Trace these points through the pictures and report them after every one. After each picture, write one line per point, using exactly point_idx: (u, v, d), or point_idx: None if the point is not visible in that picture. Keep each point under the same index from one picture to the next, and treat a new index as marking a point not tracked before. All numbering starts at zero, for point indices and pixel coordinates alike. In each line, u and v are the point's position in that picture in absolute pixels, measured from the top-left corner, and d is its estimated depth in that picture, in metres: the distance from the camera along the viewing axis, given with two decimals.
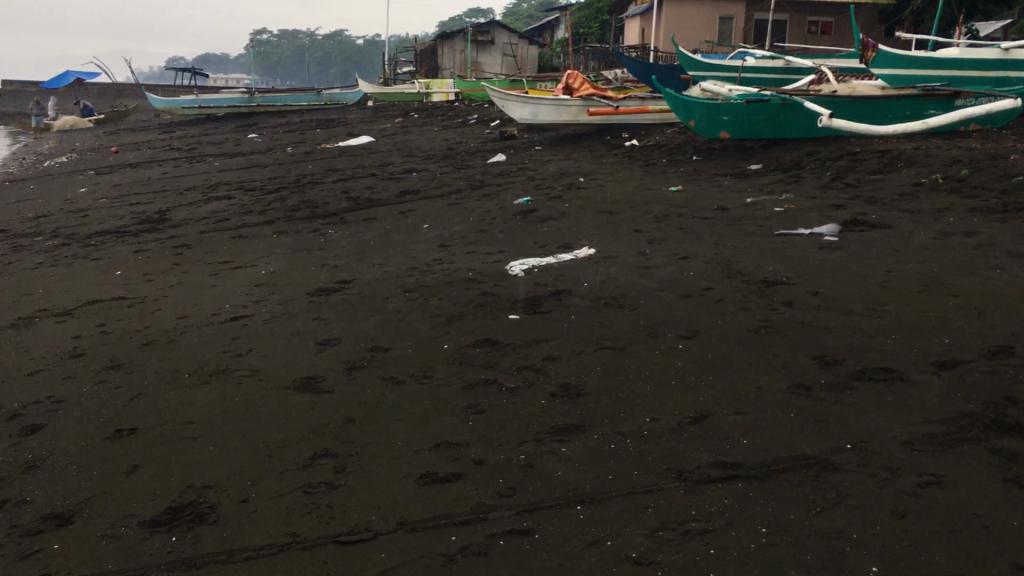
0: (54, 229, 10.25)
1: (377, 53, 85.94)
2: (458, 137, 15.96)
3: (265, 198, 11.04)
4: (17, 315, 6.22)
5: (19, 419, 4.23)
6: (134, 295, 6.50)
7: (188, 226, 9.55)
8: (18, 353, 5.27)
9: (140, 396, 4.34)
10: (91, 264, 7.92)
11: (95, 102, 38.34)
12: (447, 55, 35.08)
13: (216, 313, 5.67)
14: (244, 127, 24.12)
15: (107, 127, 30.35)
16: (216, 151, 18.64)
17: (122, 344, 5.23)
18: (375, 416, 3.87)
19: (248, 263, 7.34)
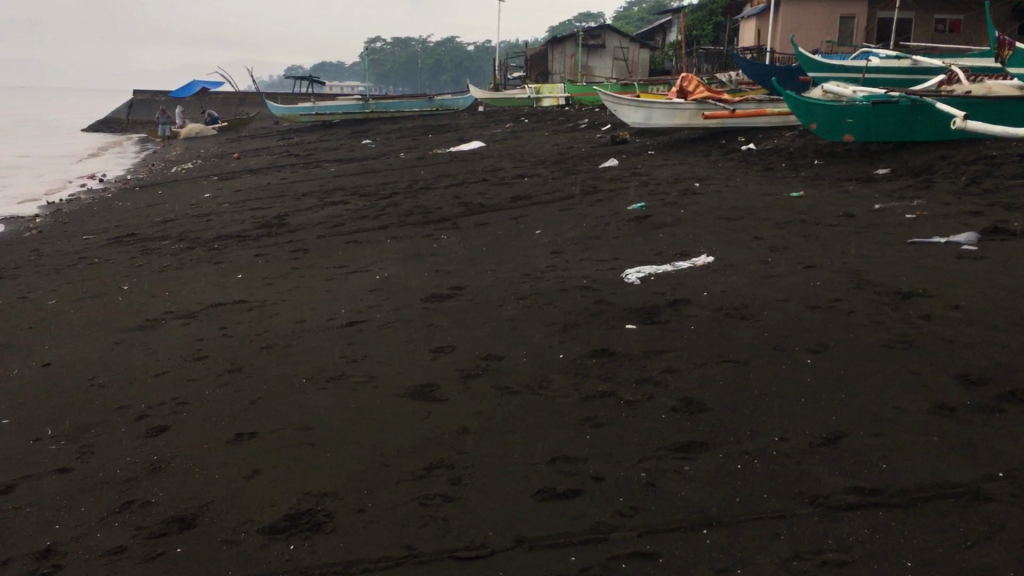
0: (180, 232, 10.62)
1: (488, 59, 86.78)
2: (570, 142, 15.87)
3: (379, 203, 11.18)
4: (145, 317, 6.43)
5: (145, 420, 4.33)
6: (254, 298, 6.63)
7: (305, 231, 9.74)
8: (146, 354, 5.43)
9: (259, 400, 4.39)
10: (214, 268, 8.15)
11: (219, 110, 39.87)
12: (558, 60, 35.12)
13: (332, 318, 5.72)
14: (359, 133, 24.64)
15: (230, 134, 31.49)
16: (333, 157, 19.07)
17: (243, 348, 5.32)
18: (490, 427, 3.80)
19: (363, 268, 7.41)
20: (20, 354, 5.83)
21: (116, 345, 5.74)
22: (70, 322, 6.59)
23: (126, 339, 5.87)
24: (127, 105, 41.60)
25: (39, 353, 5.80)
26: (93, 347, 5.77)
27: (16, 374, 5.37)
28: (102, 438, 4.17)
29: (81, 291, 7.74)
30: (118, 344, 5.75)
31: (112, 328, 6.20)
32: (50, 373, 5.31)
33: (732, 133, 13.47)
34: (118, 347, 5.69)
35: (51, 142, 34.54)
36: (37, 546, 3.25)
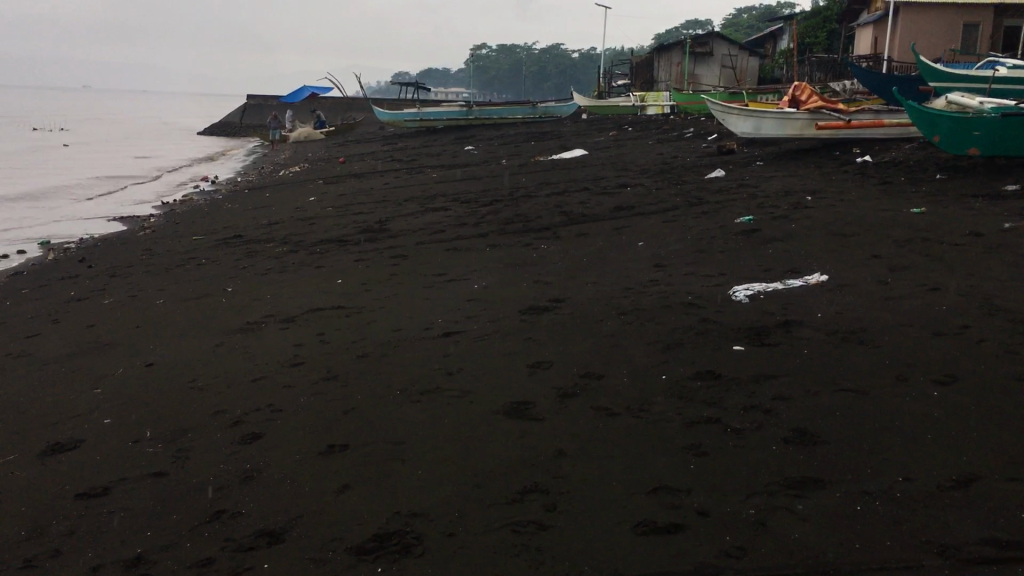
0: (284, 236, 10.79)
1: (592, 67, 86.61)
2: (674, 151, 15.56)
3: (479, 210, 11.14)
4: (246, 320, 6.48)
5: (240, 427, 4.31)
6: (352, 304, 6.62)
7: (405, 236, 9.75)
8: (245, 358, 5.45)
9: (353, 410, 4.32)
10: (315, 272, 8.20)
11: (327, 114, 40.80)
12: (664, 68, 34.71)
13: (429, 328, 5.64)
14: (462, 139, 24.82)
15: (337, 138, 32.12)
16: (435, 163, 19.19)
17: (339, 355, 5.28)
18: (589, 450, 3.63)
19: (462, 276, 7.33)
20: (125, 353, 5.94)
21: (216, 348, 5.78)
22: (175, 323, 6.70)
23: (226, 341, 5.92)
24: (240, 109, 42.93)
25: (144, 353, 5.90)
26: (196, 349, 5.84)
27: (120, 373, 5.46)
28: (197, 443, 4.17)
29: (188, 292, 7.89)
30: (219, 347, 5.79)
31: (214, 331, 6.27)
32: (151, 374, 5.37)
33: (846, 144, 12.95)
34: (218, 350, 5.73)
35: (169, 145, 35.92)
36: (127, 553, 3.23)
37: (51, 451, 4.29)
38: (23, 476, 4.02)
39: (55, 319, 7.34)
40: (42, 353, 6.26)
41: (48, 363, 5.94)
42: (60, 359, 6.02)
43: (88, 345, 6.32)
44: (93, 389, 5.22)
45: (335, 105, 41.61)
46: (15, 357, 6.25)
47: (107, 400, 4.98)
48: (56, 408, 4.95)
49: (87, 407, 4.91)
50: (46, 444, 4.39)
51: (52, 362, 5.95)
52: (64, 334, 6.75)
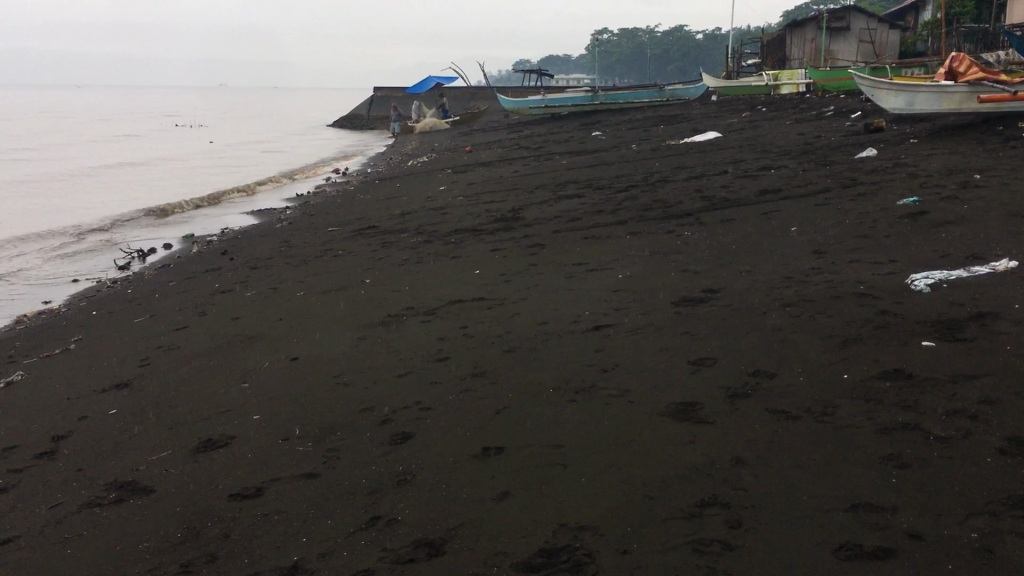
0: (418, 225, 10.73)
1: (718, 48, 84.65)
2: (816, 131, 14.81)
3: (616, 196, 10.81)
4: (387, 312, 6.38)
5: (389, 425, 4.15)
6: (494, 296, 6.42)
7: (541, 225, 9.51)
8: (389, 353, 5.32)
9: (506, 410, 4.10)
10: (451, 262, 8.05)
11: (452, 105, 41.14)
12: (797, 45, 33.52)
13: (577, 321, 5.37)
14: (589, 125, 24.44)
15: (463, 128, 32.25)
16: (563, 149, 18.91)
17: (484, 350, 5.07)
18: (770, 459, 3.28)
19: (605, 266, 7.03)
20: (270, 347, 5.91)
21: (359, 341, 5.67)
22: (316, 315, 6.66)
23: (369, 334, 5.81)
24: (368, 102, 43.71)
25: (287, 346, 5.84)
26: (339, 342, 5.75)
27: (266, 367, 5.42)
28: (348, 442, 4.02)
29: (327, 283, 7.88)
30: (361, 341, 5.69)
31: (356, 324, 6.17)
32: (298, 368, 5.30)
33: (1010, 118, 12.00)
34: (361, 344, 5.62)
35: (301, 140, 36.88)
36: (282, 561, 3.09)
37: (203, 448, 4.23)
38: (176, 474, 3.96)
39: (202, 312, 7.43)
40: (190, 346, 6.31)
41: (196, 357, 5.97)
42: (208, 352, 6.04)
43: (233, 338, 6.34)
44: (240, 383, 5.18)
45: (460, 95, 41.88)
46: (166, 350, 6.32)
47: (254, 395, 4.92)
48: (205, 403, 4.93)
49: (236, 401, 4.86)
50: (197, 441, 4.34)
51: (201, 356, 5.98)
52: (210, 327, 6.81)
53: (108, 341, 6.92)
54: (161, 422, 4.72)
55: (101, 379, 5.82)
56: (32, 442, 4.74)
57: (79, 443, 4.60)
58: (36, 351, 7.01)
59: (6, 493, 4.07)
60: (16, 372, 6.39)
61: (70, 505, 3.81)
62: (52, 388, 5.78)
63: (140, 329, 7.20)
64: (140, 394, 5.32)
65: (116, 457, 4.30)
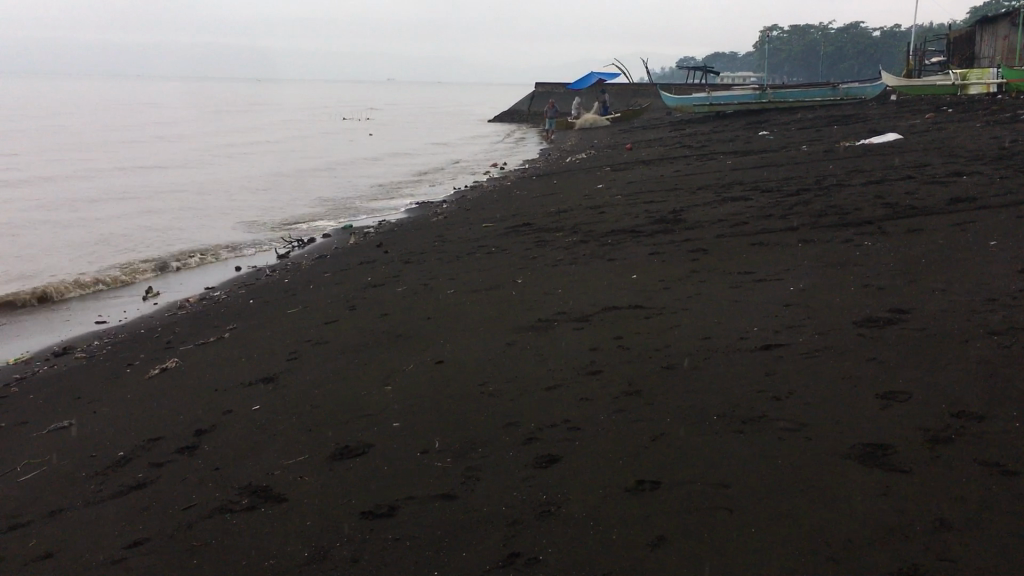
0: (573, 224, 10.40)
1: (897, 45, 80.25)
2: (1013, 134, 13.50)
3: (785, 200, 10.12)
4: (538, 316, 6.05)
5: (533, 446, 3.81)
6: (652, 304, 5.98)
7: (704, 228, 8.98)
8: (537, 362, 4.99)
9: (663, 436, 3.69)
10: (607, 265, 7.67)
11: (613, 101, 40.61)
12: (988, 42, 31.21)
13: (744, 337, 4.88)
14: (756, 124, 23.47)
15: (623, 124, 31.67)
16: (728, 149, 18.14)
17: (641, 365, 4.67)
18: (984, 522, 2.74)
19: (774, 276, 6.47)
20: (415, 347, 5.71)
21: (507, 347, 5.38)
22: (464, 316, 6.42)
23: (517, 340, 5.51)
24: (529, 97, 43.81)
25: (432, 348, 5.62)
26: (486, 346, 5.47)
27: (410, 370, 5.19)
28: (488, 461, 3.72)
29: (477, 282, 7.64)
30: (509, 346, 5.39)
31: (504, 328, 5.89)
32: (442, 373, 5.05)
33: None
34: (509, 350, 5.32)
35: (461, 133, 37.25)
36: None
37: (340, 455, 4.03)
38: (311, 483, 3.76)
39: (352, 307, 7.32)
40: (337, 342, 6.20)
41: (342, 354, 5.83)
42: (354, 350, 5.90)
43: (379, 336, 6.17)
44: (383, 386, 4.98)
45: (622, 91, 41.35)
46: (313, 345, 6.23)
47: (397, 399, 4.70)
48: (346, 405, 4.75)
49: (377, 405, 4.66)
50: (334, 447, 4.14)
51: (348, 353, 5.84)
52: (359, 323, 6.69)
53: (260, 332, 6.91)
54: (300, 423, 4.57)
55: (248, 372, 5.76)
56: (175, 435, 4.68)
57: (220, 440, 4.50)
58: (192, 338, 7.08)
59: (144, 489, 3.98)
60: (171, 359, 6.44)
61: (202, 508, 3.67)
62: (203, 379, 5.76)
63: (291, 321, 7.17)
64: (283, 391, 5.21)
65: (253, 459, 4.15)
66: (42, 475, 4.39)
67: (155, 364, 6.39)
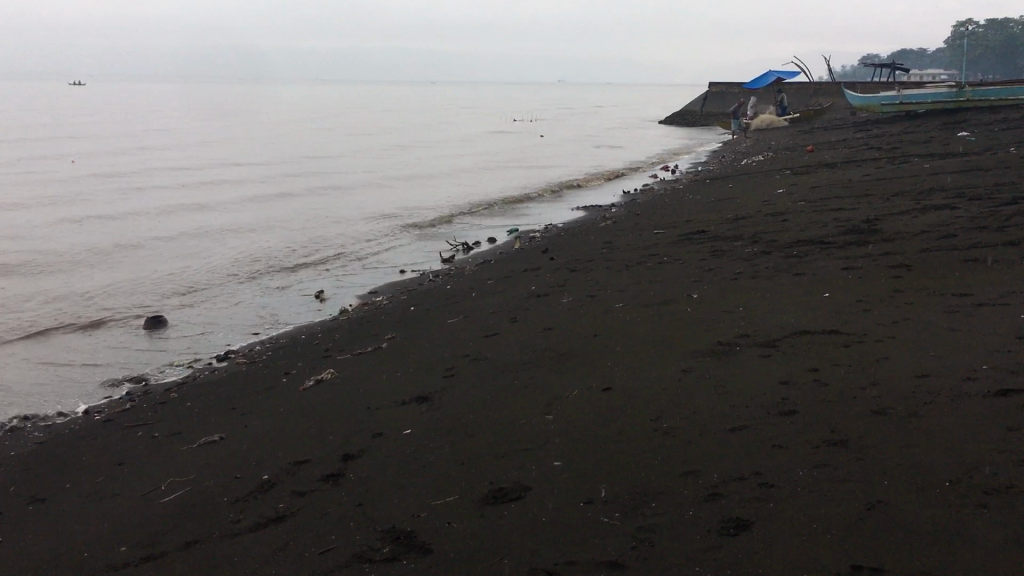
0: (752, 232, 9.65)
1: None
2: None
3: (1000, 209, 8.96)
4: (717, 338, 5.43)
5: (717, 506, 3.23)
6: (851, 330, 5.24)
7: (904, 240, 8.02)
8: (719, 395, 4.38)
9: (880, 506, 3.03)
10: (794, 280, 6.92)
11: (792, 102, 38.79)
12: None
13: (970, 378, 4.08)
14: (952, 124, 21.58)
15: (803, 124, 30.06)
16: (923, 151, 16.65)
17: (844, 407, 3.97)
18: None
19: (998, 299, 5.57)
20: (580, 370, 5.20)
21: (683, 374, 4.80)
22: (635, 334, 5.86)
23: (694, 366, 4.91)
24: (703, 97, 42.55)
25: (598, 372, 5.10)
26: (659, 373, 4.90)
27: (574, 397, 4.70)
28: (664, 521, 3.17)
29: (648, 295, 7.07)
30: (685, 374, 4.81)
31: (679, 351, 5.28)
32: (610, 402, 4.53)
33: None
34: (685, 378, 4.73)
35: (631, 135, 36.51)
36: None
37: (493, 498, 3.57)
38: (460, 529, 3.33)
39: (514, 319, 6.92)
40: (497, 359, 5.78)
41: (501, 373, 5.41)
42: (514, 369, 5.47)
43: (542, 354, 5.72)
44: (544, 415, 4.50)
45: (801, 91, 39.37)
46: (471, 361, 5.83)
47: (559, 432, 4.21)
48: (504, 435, 4.30)
49: (537, 438, 4.19)
50: (488, 486, 3.69)
51: (509, 372, 5.41)
52: (520, 338, 6.26)
53: (420, 344, 6.60)
54: (453, 453, 4.16)
55: (402, 389, 5.41)
56: (321, 460, 4.37)
57: (367, 468, 4.14)
58: (349, 347, 6.86)
59: (284, 523, 3.67)
60: (327, 370, 6.21)
61: (339, 553, 3.30)
62: (357, 394, 5.47)
63: (452, 332, 6.83)
64: (438, 412, 4.83)
65: (400, 493, 3.76)
66: (185, 496, 4.18)
67: (309, 374, 6.18)
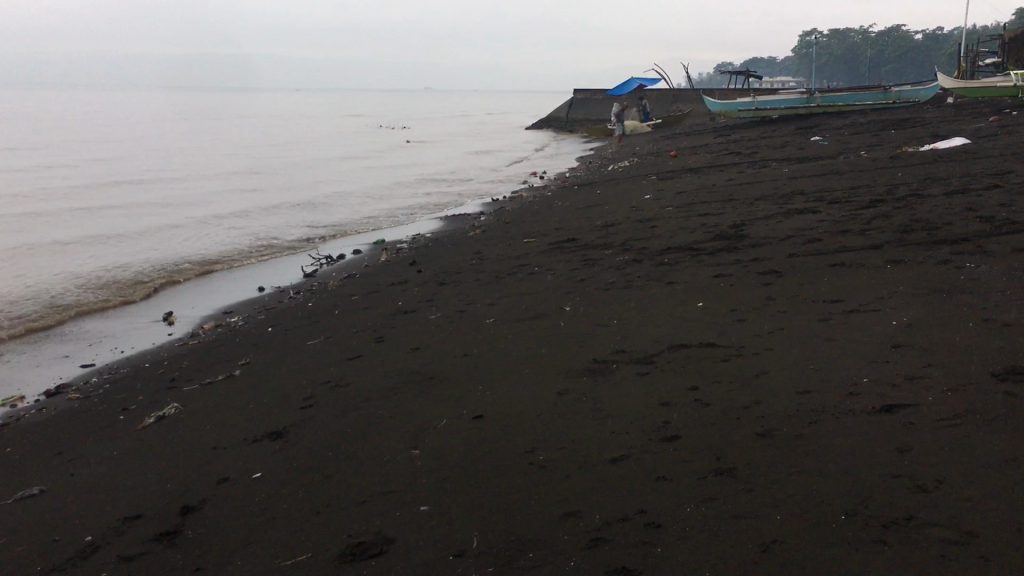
0: (622, 240, 9.51)
1: (941, 47, 78.27)
2: None
3: (860, 212, 9.09)
4: (592, 356, 5.16)
5: (602, 553, 2.92)
6: (728, 343, 5.06)
7: (772, 246, 8.01)
8: (599, 420, 4.09)
9: (775, 547, 2.78)
10: (668, 290, 6.76)
11: (654, 108, 39.57)
12: None
13: (853, 394, 3.93)
14: (805, 129, 22.36)
15: (666, 130, 30.62)
16: (780, 155, 17.08)
17: (728, 430, 3.74)
18: None
19: (870, 306, 5.50)
20: (449, 396, 4.83)
21: (559, 397, 4.50)
22: (507, 353, 5.53)
23: (571, 388, 4.62)
24: (568, 104, 43.00)
25: (468, 397, 4.74)
26: (533, 396, 4.59)
27: (442, 427, 4.33)
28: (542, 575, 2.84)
29: (520, 309, 6.77)
30: (561, 397, 4.51)
31: (552, 371, 4.99)
32: (481, 432, 4.18)
33: None
34: (561, 401, 4.43)
35: (499, 142, 36.46)
36: None
37: (352, 554, 3.17)
38: None
39: (379, 339, 6.49)
40: (360, 385, 5.34)
41: (364, 401, 4.98)
42: (378, 396, 5.04)
43: (408, 378, 5.32)
44: (409, 450, 4.10)
45: (662, 97, 40.20)
46: (332, 388, 5.38)
47: (427, 471, 3.83)
48: (366, 476, 3.88)
49: (402, 478, 3.79)
50: (346, 541, 3.27)
51: (373, 400, 4.99)
52: (385, 360, 5.84)
53: (276, 370, 6.08)
54: (307, 500, 3.71)
55: (254, 424, 4.91)
56: (156, 515, 3.84)
57: (211, 522, 3.65)
58: (199, 375, 6.28)
59: None
60: (171, 403, 5.63)
61: None
62: (204, 431, 4.94)
63: (313, 355, 6.34)
64: (293, 450, 4.36)
65: (244, 555, 3.30)
66: None
67: (151, 409, 5.59)
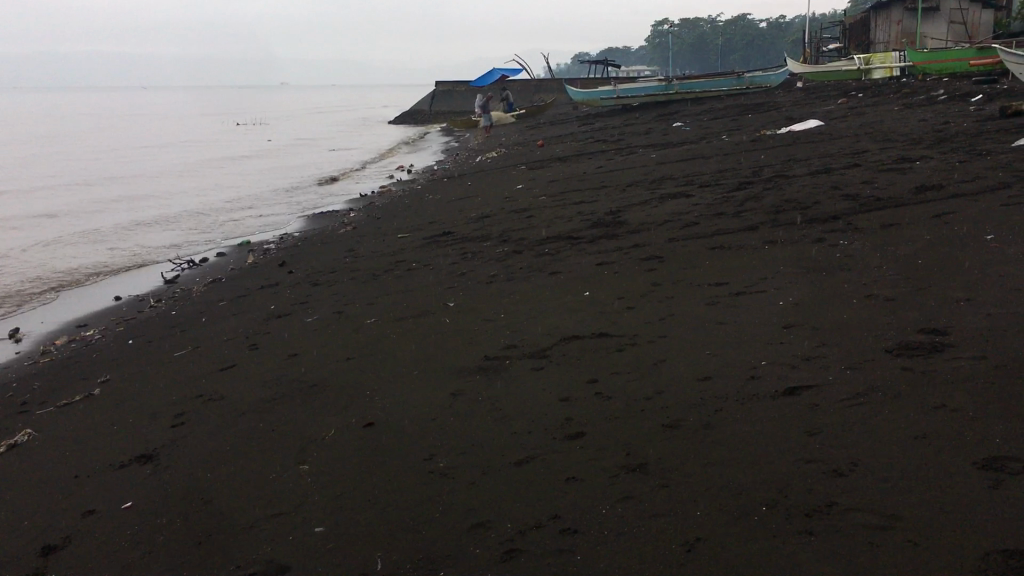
0: (499, 231, 9.34)
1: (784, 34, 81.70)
2: (938, 114, 12.87)
3: (731, 195, 9.22)
4: (483, 352, 4.96)
5: (518, 566, 2.72)
6: (620, 332, 4.95)
7: (651, 231, 8.01)
8: (497, 420, 3.89)
9: (699, 546, 2.65)
10: (553, 280, 6.62)
11: (516, 98, 39.67)
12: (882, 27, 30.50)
13: (754, 377, 3.87)
14: (665, 115, 22.77)
15: (530, 120, 30.71)
16: (645, 142, 17.30)
17: (634, 423, 3.61)
18: None
19: (755, 287, 5.50)
20: (334, 404, 4.54)
21: (453, 399, 4.28)
22: (393, 354, 5.27)
23: (464, 388, 4.40)
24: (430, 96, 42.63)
25: (355, 404, 4.46)
26: (425, 399, 4.35)
27: (330, 438, 4.04)
28: None
29: (401, 308, 6.50)
30: (455, 398, 4.28)
31: (442, 371, 4.76)
32: (373, 441, 3.91)
33: None
34: (455, 403, 4.21)
35: (362, 137, 35.74)
36: None
37: None
38: None
39: (252, 346, 6.10)
40: (236, 397, 4.98)
41: (243, 415, 4.63)
42: (258, 408, 4.69)
43: (288, 387, 4.98)
44: (296, 467, 3.79)
45: (524, 88, 40.33)
46: (205, 403, 4.98)
47: (318, 488, 3.54)
48: (250, 498, 3.56)
49: (290, 498, 3.49)
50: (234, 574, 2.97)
51: (251, 413, 4.63)
52: (262, 368, 5.48)
53: (141, 386, 5.62)
54: (185, 530, 3.37)
55: (120, 447, 4.49)
56: (10, 559, 3.42)
57: (77, 564, 3.26)
58: (53, 396, 5.75)
59: None
60: (23, 429, 5.11)
61: None
62: (61, 460, 4.47)
63: (180, 368, 5.90)
64: (167, 475, 3.98)
65: None
66: None
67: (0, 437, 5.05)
